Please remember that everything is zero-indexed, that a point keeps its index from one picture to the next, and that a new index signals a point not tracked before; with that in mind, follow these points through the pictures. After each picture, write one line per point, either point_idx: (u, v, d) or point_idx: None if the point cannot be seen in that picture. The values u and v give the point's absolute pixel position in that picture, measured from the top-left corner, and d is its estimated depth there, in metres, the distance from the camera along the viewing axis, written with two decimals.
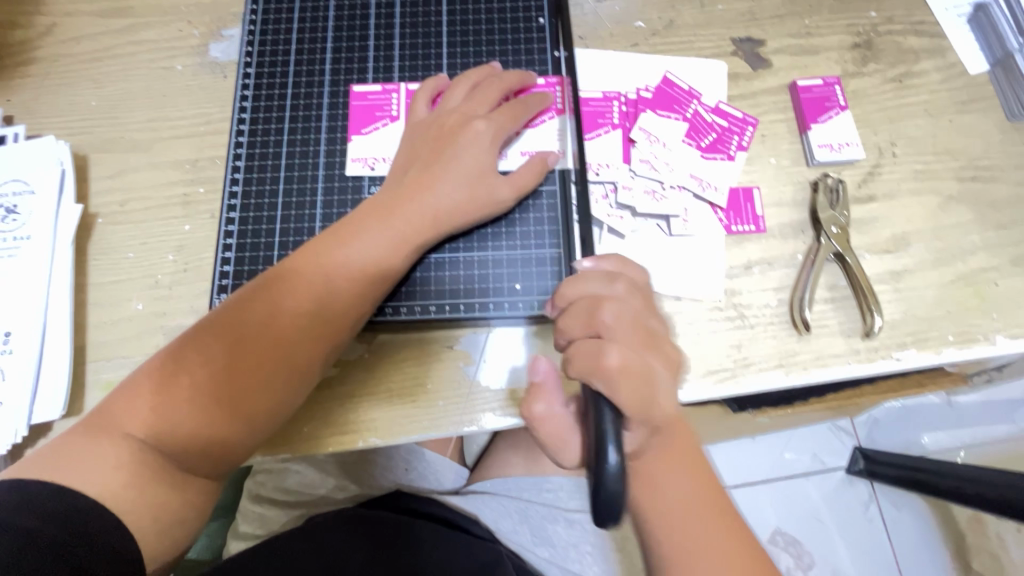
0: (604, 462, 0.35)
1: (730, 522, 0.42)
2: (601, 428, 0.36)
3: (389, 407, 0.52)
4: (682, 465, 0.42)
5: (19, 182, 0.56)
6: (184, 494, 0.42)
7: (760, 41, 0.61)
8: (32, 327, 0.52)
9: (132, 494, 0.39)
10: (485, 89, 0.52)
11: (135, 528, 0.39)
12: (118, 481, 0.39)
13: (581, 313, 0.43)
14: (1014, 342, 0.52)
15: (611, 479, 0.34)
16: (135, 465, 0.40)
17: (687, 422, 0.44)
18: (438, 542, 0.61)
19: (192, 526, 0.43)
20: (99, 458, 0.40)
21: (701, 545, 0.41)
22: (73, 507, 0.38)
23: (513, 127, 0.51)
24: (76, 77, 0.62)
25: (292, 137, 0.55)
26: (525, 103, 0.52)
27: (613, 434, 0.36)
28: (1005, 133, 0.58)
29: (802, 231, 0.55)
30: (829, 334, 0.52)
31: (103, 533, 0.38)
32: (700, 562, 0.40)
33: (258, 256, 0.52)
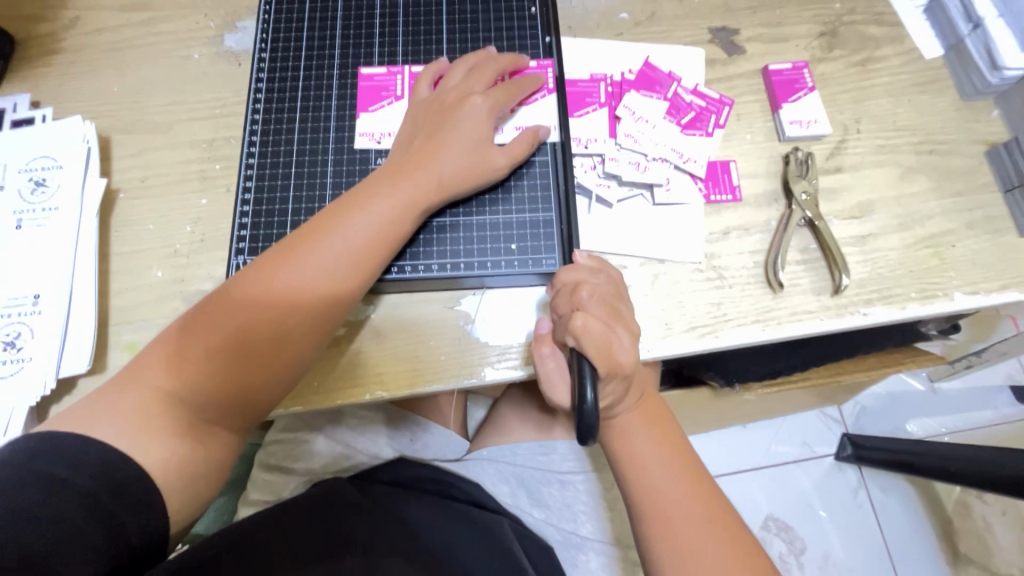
0: (583, 397, 0.43)
1: (699, 477, 0.48)
2: (582, 370, 0.45)
3: (394, 364, 0.55)
4: (653, 427, 0.50)
5: (47, 159, 0.60)
6: (205, 450, 0.46)
7: (734, 30, 0.66)
8: (58, 291, 0.55)
9: (157, 449, 0.43)
10: (482, 69, 0.56)
11: (159, 482, 0.43)
12: (145, 436, 0.43)
13: (568, 278, 0.50)
14: (971, 298, 0.56)
15: (589, 410, 0.43)
16: (160, 418, 0.44)
17: (658, 400, 0.53)
18: (439, 515, 0.64)
19: (211, 483, 0.47)
20: (130, 412, 0.43)
21: (673, 493, 0.47)
22: (101, 459, 0.41)
23: (508, 103, 0.55)
24: (99, 65, 0.66)
25: (304, 116, 0.59)
26: (518, 85, 0.56)
27: (590, 376, 0.45)
28: (959, 111, 0.63)
29: (775, 200, 0.60)
30: (801, 292, 0.57)
31: (130, 486, 0.41)
32: (672, 505, 0.47)
33: (273, 222, 0.56)
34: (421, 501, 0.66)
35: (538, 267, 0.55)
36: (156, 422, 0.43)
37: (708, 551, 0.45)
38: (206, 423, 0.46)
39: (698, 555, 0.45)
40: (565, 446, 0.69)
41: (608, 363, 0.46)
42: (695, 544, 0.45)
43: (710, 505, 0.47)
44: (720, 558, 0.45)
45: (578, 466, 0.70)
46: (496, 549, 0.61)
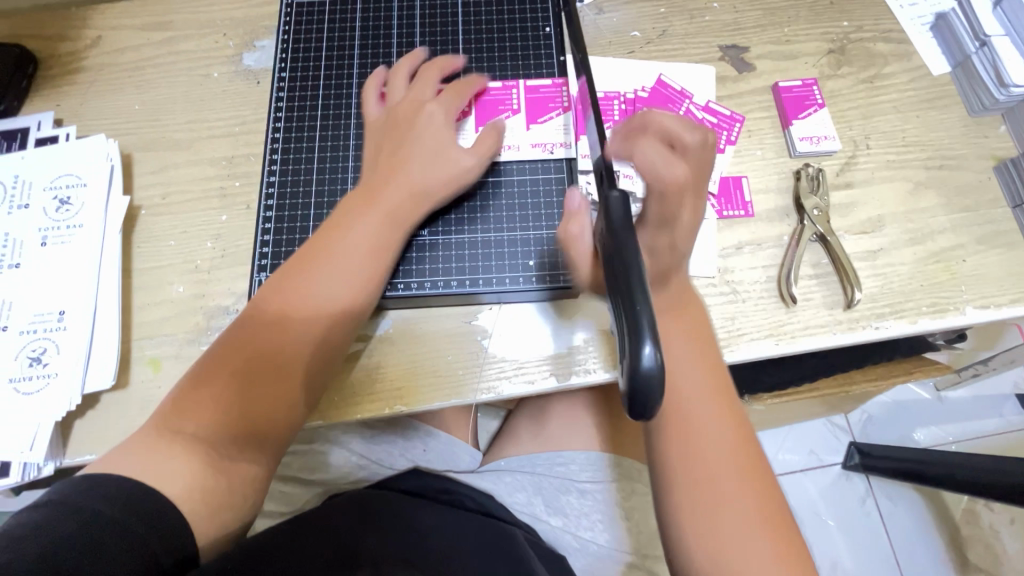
0: (639, 355, 0.29)
1: (727, 399, 0.48)
2: (636, 319, 0.30)
3: (413, 379, 0.56)
4: (692, 335, 0.50)
5: (70, 177, 0.61)
6: (231, 477, 0.46)
7: (744, 48, 0.67)
8: (83, 307, 0.56)
9: (185, 480, 0.44)
10: (423, 74, 0.58)
11: (188, 512, 0.43)
12: (173, 470, 0.44)
13: (601, 203, 0.37)
14: (982, 312, 0.57)
15: (650, 373, 0.29)
16: (189, 454, 0.45)
17: (699, 309, 0.51)
18: (452, 527, 0.62)
19: (239, 509, 0.47)
20: (159, 452, 0.44)
21: (697, 407, 0.47)
22: (131, 491, 0.41)
23: (461, 103, 0.57)
24: (121, 84, 0.67)
25: (324, 134, 0.60)
26: (463, 86, 0.58)
27: (649, 326, 0.30)
28: (967, 127, 0.64)
29: (787, 215, 0.61)
30: (814, 306, 0.57)
31: (158, 514, 0.41)
32: (695, 417, 0.47)
33: (294, 238, 0.57)
34: (434, 512, 0.65)
35: (553, 283, 0.57)
36: (182, 458, 0.44)
37: (722, 468, 0.45)
38: (229, 454, 0.46)
39: (713, 472, 0.45)
40: (582, 457, 0.70)
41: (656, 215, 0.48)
42: (712, 459, 0.46)
43: (733, 430, 0.47)
44: (733, 479, 0.45)
45: (596, 475, 0.69)
46: (513, 558, 0.58)
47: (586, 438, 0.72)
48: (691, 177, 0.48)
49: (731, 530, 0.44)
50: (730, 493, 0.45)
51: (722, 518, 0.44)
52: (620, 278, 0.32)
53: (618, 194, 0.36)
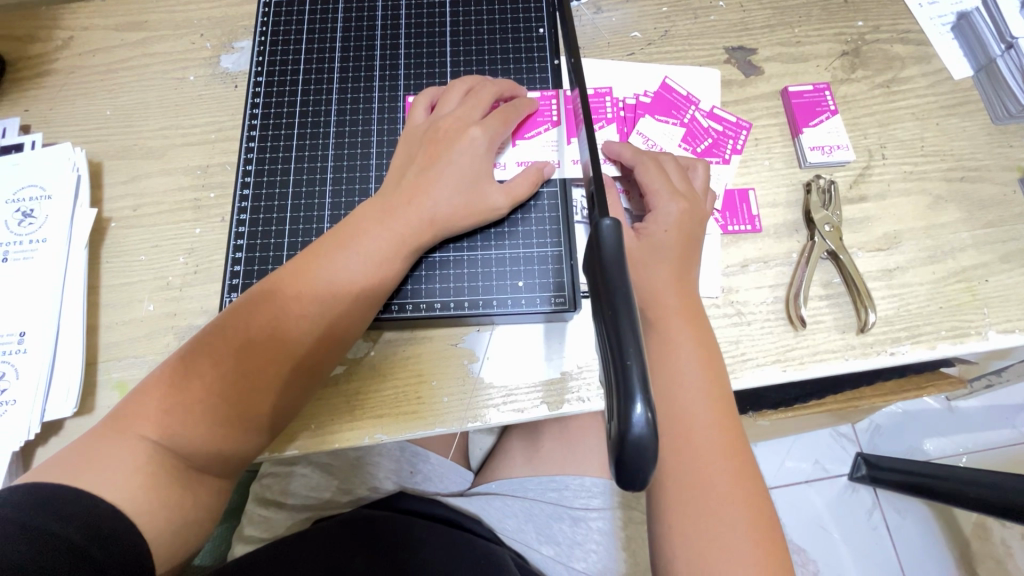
0: (630, 416, 0.27)
1: (726, 408, 0.46)
2: (626, 373, 0.28)
3: (394, 405, 0.52)
4: (696, 335, 0.47)
5: (36, 187, 0.58)
6: (196, 497, 0.42)
7: (752, 50, 0.63)
8: (47, 327, 0.53)
9: (145, 498, 0.39)
10: (478, 94, 0.53)
11: (149, 532, 0.39)
12: (131, 485, 0.39)
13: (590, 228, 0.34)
14: (1007, 337, 0.53)
15: (641, 438, 0.27)
16: (149, 466, 0.40)
17: (701, 309, 0.49)
18: (439, 545, 0.61)
19: (202, 527, 0.43)
20: (116, 459, 0.40)
21: (698, 414, 0.45)
22: (86, 512, 0.37)
23: (506, 132, 0.52)
24: (92, 88, 0.64)
25: (301, 143, 0.57)
26: (516, 109, 0.53)
27: (640, 381, 0.28)
28: (991, 135, 0.60)
29: (796, 230, 0.57)
30: (825, 330, 0.53)
31: (115, 539, 0.38)
32: (694, 425, 0.44)
33: (268, 256, 0.53)
34: (429, 529, 0.63)
35: (545, 306, 0.52)
36: (142, 471, 0.40)
37: (717, 477, 0.43)
38: (194, 470, 0.42)
39: (708, 481, 0.43)
40: (576, 482, 0.66)
41: (676, 261, 0.49)
42: (708, 470, 0.43)
43: (732, 441, 0.45)
44: (728, 491, 0.43)
45: (591, 502, 0.66)
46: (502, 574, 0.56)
47: (580, 462, 0.68)
48: (690, 201, 0.51)
49: (721, 539, 0.42)
50: (724, 503, 0.43)
51: (712, 528, 0.42)
52: (612, 309, 0.31)
53: (609, 222, 0.34)
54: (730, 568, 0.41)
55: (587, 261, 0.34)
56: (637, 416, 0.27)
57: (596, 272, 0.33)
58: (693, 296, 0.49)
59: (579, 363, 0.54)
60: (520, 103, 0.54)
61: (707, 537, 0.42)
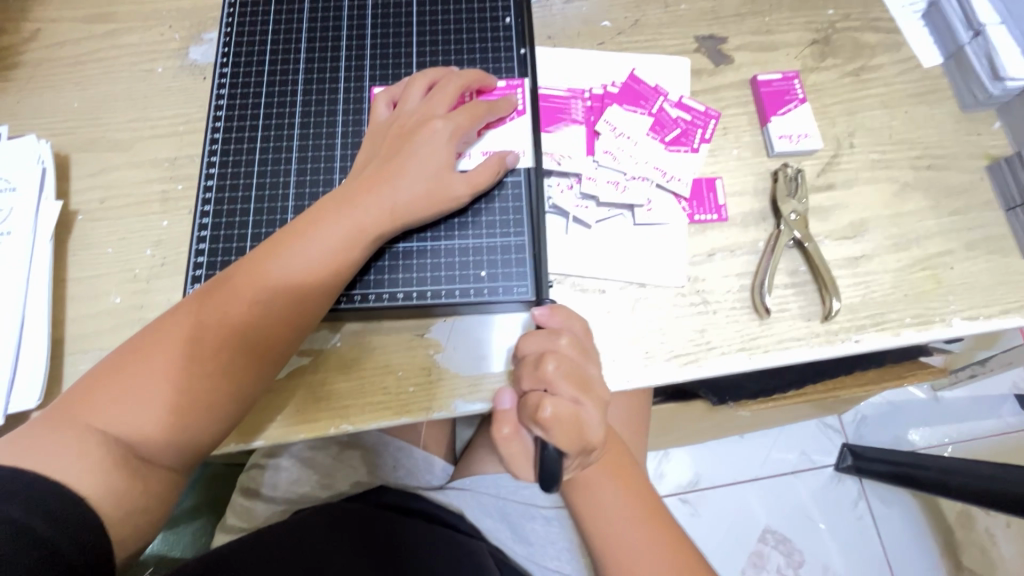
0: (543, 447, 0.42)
1: (628, 475, 0.50)
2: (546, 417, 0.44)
3: (359, 396, 0.53)
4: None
5: (1, 180, 0.57)
6: (150, 482, 0.42)
7: (722, 39, 0.63)
8: (13, 320, 0.53)
9: (95, 478, 0.39)
10: (443, 88, 0.53)
11: (101, 512, 0.39)
12: (82, 465, 0.39)
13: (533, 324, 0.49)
14: (970, 324, 0.53)
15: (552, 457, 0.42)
16: (94, 451, 0.40)
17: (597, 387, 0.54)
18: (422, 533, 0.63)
19: (158, 514, 0.43)
20: (61, 444, 0.40)
21: (609, 489, 0.48)
22: (35, 487, 0.38)
23: (473, 126, 0.52)
24: (60, 80, 0.64)
25: (266, 134, 0.56)
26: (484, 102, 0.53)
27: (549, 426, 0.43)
28: (960, 123, 0.60)
29: (763, 219, 0.57)
30: (789, 318, 0.54)
31: (67, 514, 0.38)
32: (607, 505, 0.48)
33: (231, 247, 0.53)
34: (410, 526, 0.63)
35: (509, 295, 0.52)
36: (89, 454, 0.40)
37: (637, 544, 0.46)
38: (145, 458, 0.42)
39: (625, 553, 0.46)
40: None
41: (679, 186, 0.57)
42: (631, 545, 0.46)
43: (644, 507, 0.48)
44: (655, 554, 0.45)
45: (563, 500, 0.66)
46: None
47: None
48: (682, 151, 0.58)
49: None
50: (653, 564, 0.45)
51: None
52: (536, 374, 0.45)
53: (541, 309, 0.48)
54: None
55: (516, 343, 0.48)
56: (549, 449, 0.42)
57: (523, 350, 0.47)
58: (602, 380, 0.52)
59: None
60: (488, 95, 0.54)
61: None
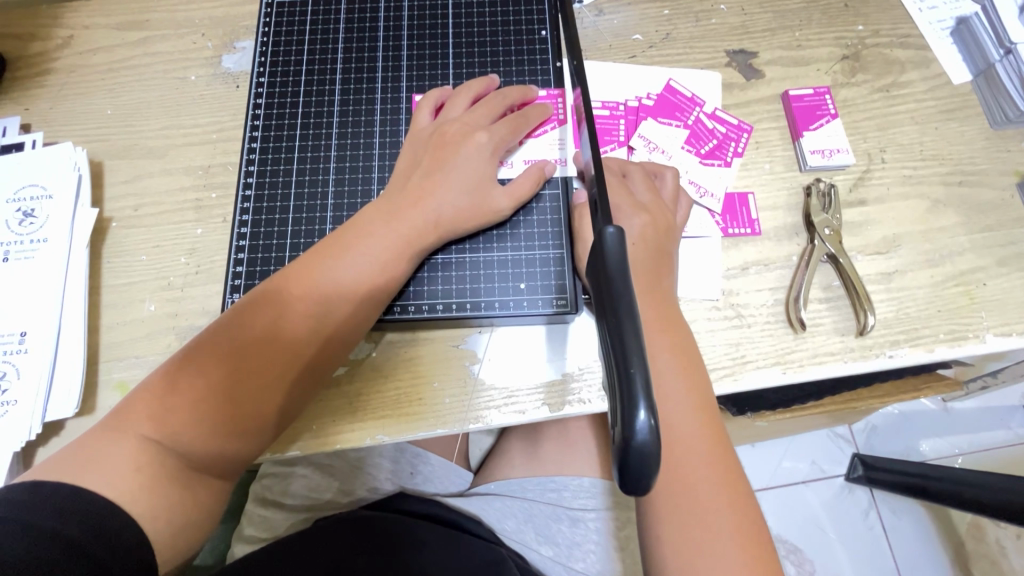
0: (633, 423, 0.28)
1: (710, 416, 0.46)
2: (630, 380, 0.29)
3: (396, 406, 0.53)
4: (683, 372, 0.46)
5: (37, 187, 0.58)
6: (195, 496, 0.43)
7: (753, 54, 0.63)
8: (48, 328, 0.53)
9: (145, 497, 0.40)
10: (487, 100, 0.54)
11: (149, 534, 0.40)
12: (132, 484, 0.40)
13: (594, 235, 0.34)
14: (1003, 341, 0.54)
15: (644, 445, 0.27)
16: (148, 466, 0.41)
17: (679, 315, 0.49)
18: (440, 547, 0.60)
19: (201, 529, 0.43)
20: (116, 458, 0.40)
21: (686, 426, 0.45)
22: (86, 507, 0.38)
23: (513, 138, 0.53)
24: (93, 87, 0.64)
25: (303, 144, 0.57)
26: (525, 116, 0.54)
27: (644, 387, 0.28)
28: (990, 140, 0.60)
29: (796, 233, 0.57)
30: (824, 333, 0.54)
31: (115, 536, 0.38)
32: (681, 441, 0.45)
33: (270, 257, 0.53)
34: (430, 528, 0.63)
35: (547, 308, 0.53)
36: (141, 470, 0.40)
37: (701, 486, 0.44)
38: (196, 471, 0.43)
39: (684, 486, 0.44)
40: (575, 482, 0.67)
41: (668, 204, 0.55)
42: (696, 485, 0.44)
43: (717, 453, 0.45)
44: (712, 489, 0.44)
45: (589, 502, 0.66)
46: None
47: (578, 462, 0.69)
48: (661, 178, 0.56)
49: (708, 525, 0.43)
50: (710, 511, 0.43)
51: (699, 535, 0.43)
52: (614, 317, 0.31)
53: (613, 228, 0.34)
54: (721, 563, 0.42)
55: (593, 270, 0.34)
56: (641, 428, 0.27)
57: (599, 280, 0.33)
58: (672, 306, 0.49)
59: (582, 364, 0.54)
60: (527, 109, 0.54)
61: (693, 528, 0.43)
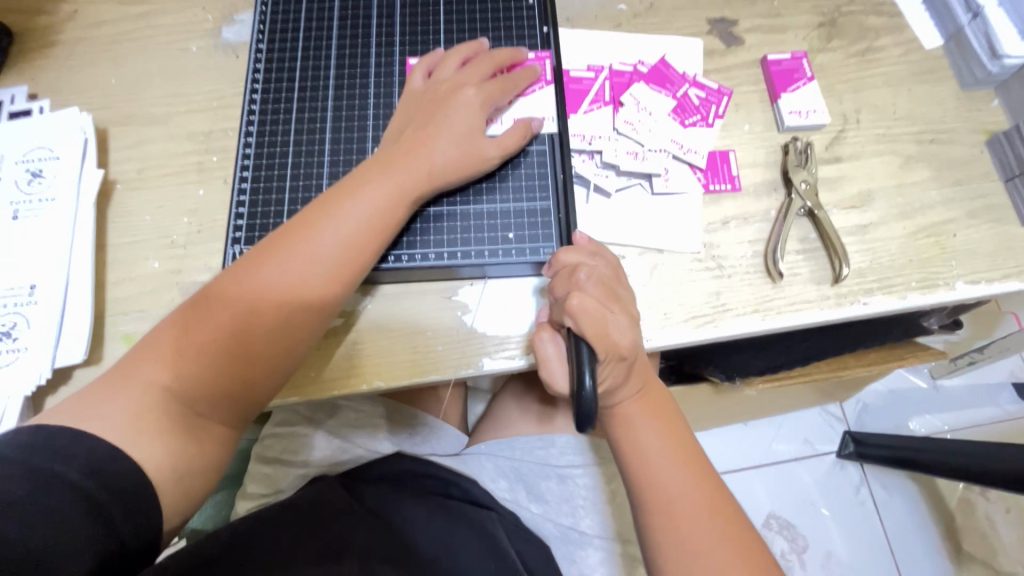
0: (582, 386, 0.44)
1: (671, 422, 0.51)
2: (580, 359, 0.45)
3: (391, 356, 0.55)
4: (662, 428, 0.50)
5: (45, 150, 0.60)
6: (198, 442, 0.45)
7: (733, 22, 0.66)
8: (56, 282, 0.56)
9: (149, 441, 0.42)
10: (476, 62, 0.56)
11: (152, 477, 0.42)
12: (139, 428, 0.42)
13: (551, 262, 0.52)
14: (971, 288, 0.56)
15: (588, 400, 0.44)
16: (150, 410, 0.43)
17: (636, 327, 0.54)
18: (431, 519, 0.61)
19: (204, 475, 0.45)
20: (122, 402, 0.43)
21: (651, 434, 0.49)
22: (90, 451, 0.40)
23: (501, 95, 0.55)
24: (97, 57, 0.66)
25: (301, 106, 0.59)
26: (514, 78, 0.56)
27: (588, 363, 0.45)
28: (960, 100, 0.63)
29: (774, 189, 0.60)
30: (801, 282, 0.56)
31: (118, 478, 0.40)
32: (650, 448, 0.49)
33: (269, 212, 0.55)
34: (416, 504, 0.63)
35: (535, 257, 0.55)
36: (144, 415, 0.43)
37: (681, 492, 0.47)
38: (199, 417, 0.45)
39: (663, 492, 0.47)
40: (563, 440, 0.69)
41: None
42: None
43: (707, 483, 0.48)
44: (689, 494, 0.47)
45: (577, 460, 0.69)
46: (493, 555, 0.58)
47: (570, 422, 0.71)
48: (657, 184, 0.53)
49: (694, 531, 0.45)
50: (695, 518, 0.46)
51: (685, 539, 0.45)
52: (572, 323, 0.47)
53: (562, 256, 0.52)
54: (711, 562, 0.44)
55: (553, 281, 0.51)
56: (586, 387, 0.44)
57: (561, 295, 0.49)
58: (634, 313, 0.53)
59: None
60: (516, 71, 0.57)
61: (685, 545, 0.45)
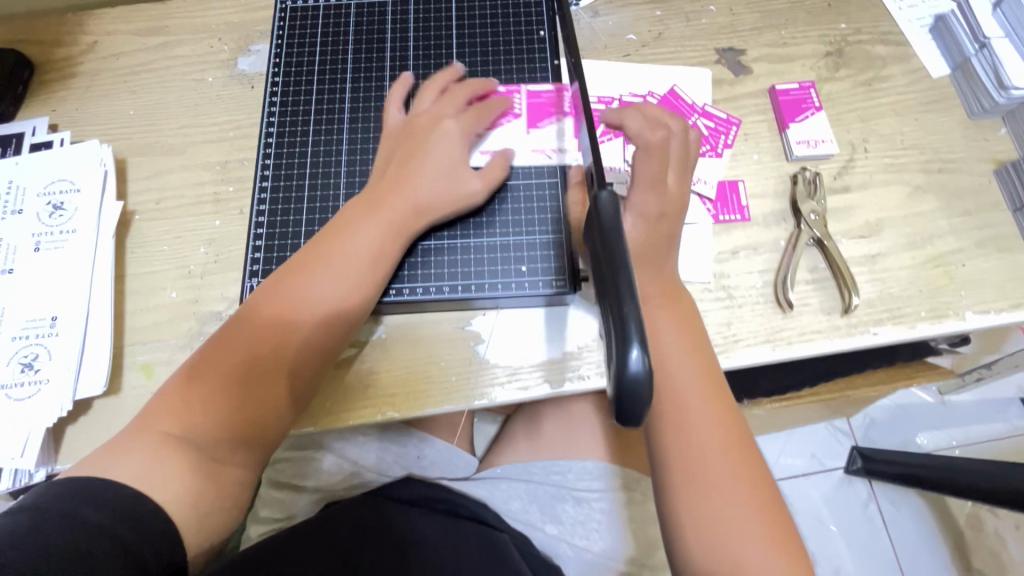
0: (627, 360, 0.31)
1: (721, 400, 0.48)
2: (624, 322, 0.31)
3: (406, 385, 0.55)
4: (714, 413, 0.47)
5: (66, 182, 0.61)
6: (217, 480, 0.45)
7: (741, 51, 0.67)
8: (78, 313, 0.57)
9: (171, 482, 0.43)
10: (451, 94, 0.58)
11: (174, 518, 0.42)
12: (161, 471, 0.43)
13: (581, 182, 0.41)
14: (981, 317, 0.56)
15: (636, 377, 0.30)
16: (168, 448, 0.44)
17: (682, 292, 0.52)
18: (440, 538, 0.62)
19: (224, 511, 0.46)
20: (143, 447, 0.44)
21: (697, 406, 0.47)
22: (116, 495, 0.41)
23: (476, 125, 0.56)
24: (116, 89, 0.67)
25: (317, 138, 0.60)
26: (487, 105, 0.57)
27: (638, 327, 0.31)
28: (967, 129, 0.63)
29: (784, 219, 0.60)
30: (811, 312, 0.57)
31: (142, 520, 0.41)
32: (694, 420, 0.47)
33: (286, 244, 0.56)
34: (427, 526, 0.64)
35: (547, 290, 0.56)
36: (164, 457, 0.43)
37: (720, 474, 0.45)
38: (218, 458, 0.45)
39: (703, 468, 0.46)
40: (579, 465, 0.69)
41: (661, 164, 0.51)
42: (739, 554, 0.44)
43: (752, 467, 0.46)
44: (729, 475, 0.45)
45: (593, 484, 0.69)
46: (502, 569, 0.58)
47: (583, 447, 0.71)
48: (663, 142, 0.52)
49: (727, 512, 0.44)
50: (732, 500, 0.45)
51: (714, 518, 0.44)
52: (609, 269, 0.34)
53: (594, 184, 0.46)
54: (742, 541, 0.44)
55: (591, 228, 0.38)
56: (633, 362, 0.30)
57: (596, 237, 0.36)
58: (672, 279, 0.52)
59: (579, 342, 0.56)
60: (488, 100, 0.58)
61: (719, 528, 0.44)
